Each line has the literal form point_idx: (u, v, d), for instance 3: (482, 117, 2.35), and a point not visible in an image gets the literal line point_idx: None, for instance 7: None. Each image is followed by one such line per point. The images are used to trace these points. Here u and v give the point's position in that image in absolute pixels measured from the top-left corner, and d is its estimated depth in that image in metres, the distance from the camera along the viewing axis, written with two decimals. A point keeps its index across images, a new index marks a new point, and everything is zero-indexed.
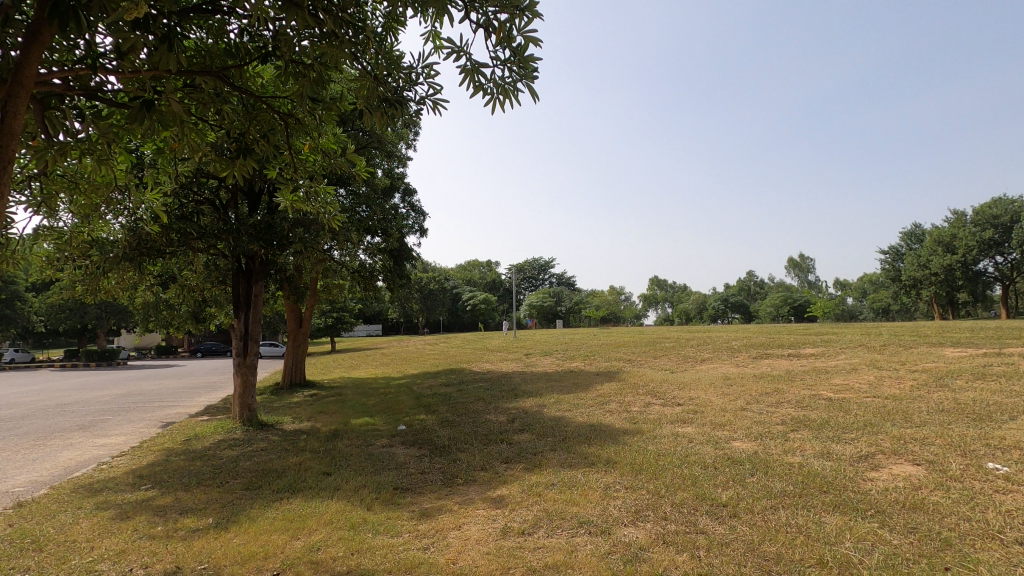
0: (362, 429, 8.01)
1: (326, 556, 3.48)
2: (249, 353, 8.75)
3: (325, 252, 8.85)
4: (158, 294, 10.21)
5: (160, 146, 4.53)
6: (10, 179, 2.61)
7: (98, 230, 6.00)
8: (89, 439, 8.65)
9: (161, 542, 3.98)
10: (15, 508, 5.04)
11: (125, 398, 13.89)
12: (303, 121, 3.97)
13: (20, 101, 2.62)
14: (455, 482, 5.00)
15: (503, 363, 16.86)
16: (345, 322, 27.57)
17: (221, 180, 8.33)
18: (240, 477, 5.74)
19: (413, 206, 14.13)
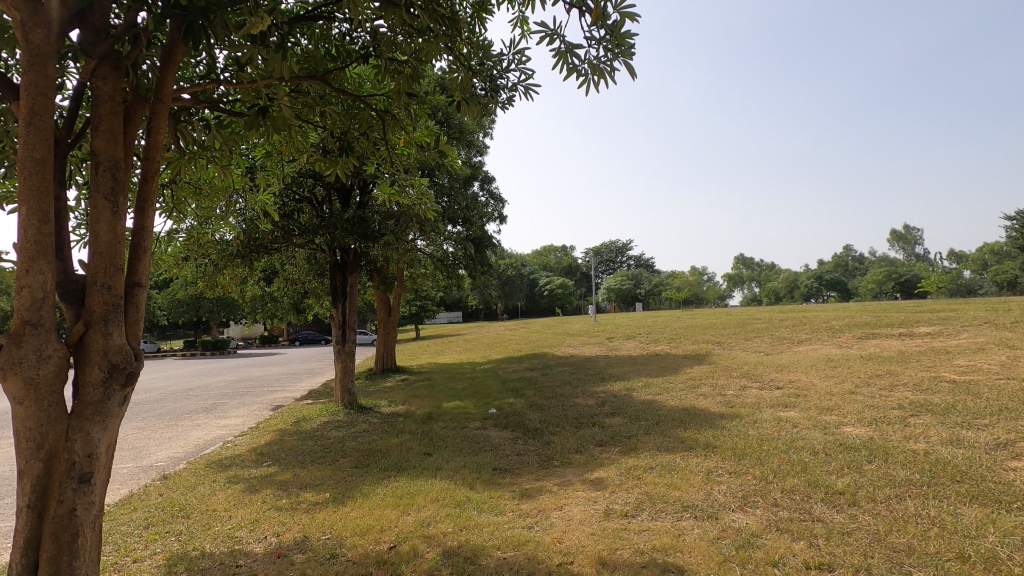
0: (454, 412, 8.31)
1: (437, 531, 3.67)
2: (348, 340, 9.29)
3: (412, 243, 9.19)
4: (265, 287, 11.07)
5: (269, 151, 4.87)
6: (157, 190, 2.93)
7: (216, 230, 6.60)
8: (213, 421, 9.58)
9: (287, 513, 4.36)
10: (161, 480, 5.70)
11: (239, 384, 15.23)
12: (399, 117, 4.14)
13: (161, 116, 2.91)
14: (551, 464, 5.09)
15: (586, 348, 16.80)
16: (429, 310, 28.58)
17: (318, 178, 8.85)
18: (349, 456, 6.14)
19: (492, 193, 14.33)
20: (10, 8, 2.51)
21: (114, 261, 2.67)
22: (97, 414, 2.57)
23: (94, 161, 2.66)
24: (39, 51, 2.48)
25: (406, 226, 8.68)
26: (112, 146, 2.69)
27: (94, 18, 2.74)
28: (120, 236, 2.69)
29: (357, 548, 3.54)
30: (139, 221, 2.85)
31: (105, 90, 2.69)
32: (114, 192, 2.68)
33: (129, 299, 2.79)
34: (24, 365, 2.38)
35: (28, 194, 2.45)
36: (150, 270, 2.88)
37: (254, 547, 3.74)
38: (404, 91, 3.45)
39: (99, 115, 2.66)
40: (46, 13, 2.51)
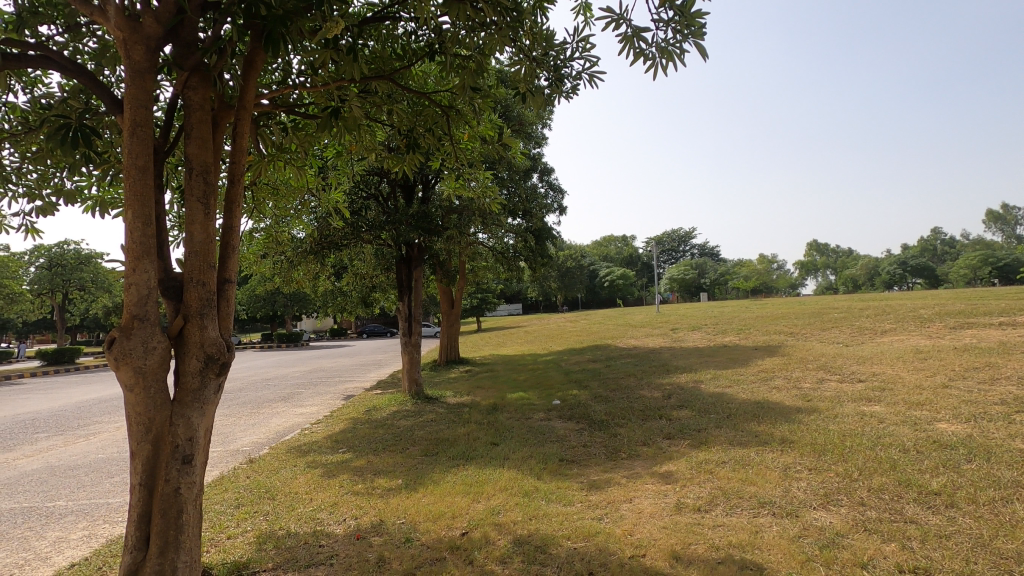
0: (518, 403, 8.38)
1: (507, 519, 3.73)
2: (415, 333, 9.54)
3: (474, 237, 9.31)
4: (336, 282, 11.55)
5: (340, 151, 5.06)
6: (242, 191, 3.11)
7: (291, 229, 6.95)
8: (291, 409, 10.13)
9: (363, 497, 4.55)
10: (248, 463, 6.09)
11: (312, 374, 16.01)
12: (462, 111, 4.20)
13: (245, 122, 3.09)
14: (618, 456, 5.04)
15: (650, 339, 16.47)
16: (489, 302, 28.92)
17: (383, 175, 9.14)
18: (418, 444, 6.33)
19: (552, 184, 14.28)
20: (113, 29, 2.74)
21: (208, 259, 2.87)
22: (196, 401, 2.78)
23: (188, 166, 2.86)
24: (138, 66, 2.69)
25: (469, 220, 8.81)
26: (203, 152, 2.88)
27: (185, 33, 2.93)
28: (212, 236, 2.89)
29: (431, 534, 3.65)
30: (227, 221, 3.04)
31: (196, 99, 2.88)
32: (205, 196, 2.88)
33: (221, 295, 2.99)
34: (133, 356, 2.60)
35: (133, 199, 2.67)
36: (238, 267, 3.07)
37: (335, 529, 3.94)
38: (468, 86, 3.48)
39: (191, 123, 2.86)
40: (144, 30, 2.72)
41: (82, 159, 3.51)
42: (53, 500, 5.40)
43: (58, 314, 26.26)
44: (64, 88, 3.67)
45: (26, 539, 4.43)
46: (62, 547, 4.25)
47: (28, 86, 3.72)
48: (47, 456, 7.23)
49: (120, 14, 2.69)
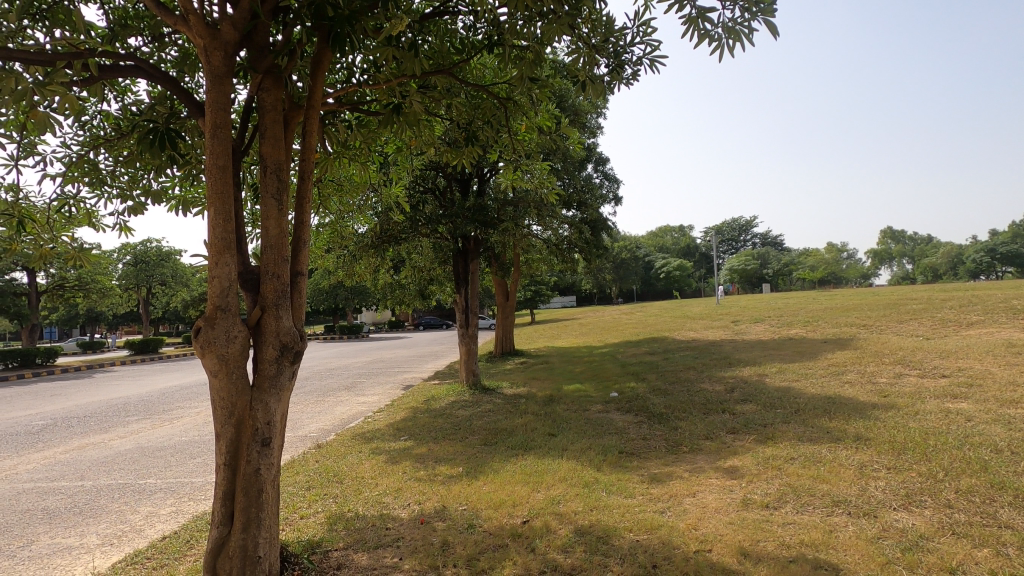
0: (575, 395, 8.36)
1: (568, 510, 3.74)
2: (471, 324, 9.69)
3: (529, 229, 9.33)
4: (395, 275, 11.89)
5: (400, 147, 5.18)
6: (312, 188, 3.24)
7: (354, 224, 7.20)
8: (354, 398, 10.54)
9: (426, 484, 4.68)
10: (316, 449, 6.38)
11: (373, 364, 16.56)
12: (520, 103, 4.20)
13: (314, 120, 3.22)
14: (680, 450, 4.94)
15: (710, 331, 16.02)
16: (543, 294, 28.94)
17: (439, 169, 9.30)
18: (477, 433, 6.44)
19: (607, 175, 14.08)
20: (195, 36, 2.91)
21: (281, 253, 3.02)
22: (273, 387, 2.93)
23: (263, 164, 3.01)
24: (217, 71, 2.85)
25: (524, 212, 8.83)
26: (276, 150, 3.03)
27: (258, 36, 3.08)
28: (286, 230, 3.03)
29: (492, 521, 3.72)
30: (299, 216, 3.18)
31: (269, 101, 3.03)
32: (278, 193, 3.02)
33: (294, 286, 3.14)
34: (217, 344, 2.78)
35: (215, 197, 2.83)
36: (309, 260, 3.20)
37: (400, 513, 4.08)
38: (526, 77, 3.47)
39: (265, 123, 3.00)
40: (222, 37, 2.88)
41: (168, 161, 3.76)
42: (145, 478, 5.85)
43: (143, 307, 28.33)
44: (150, 95, 3.93)
45: (123, 513, 4.83)
46: (154, 520, 4.61)
47: (119, 94, 4.01)
48: (137, 437, 7.85)
49: (201, 22, 2.85)
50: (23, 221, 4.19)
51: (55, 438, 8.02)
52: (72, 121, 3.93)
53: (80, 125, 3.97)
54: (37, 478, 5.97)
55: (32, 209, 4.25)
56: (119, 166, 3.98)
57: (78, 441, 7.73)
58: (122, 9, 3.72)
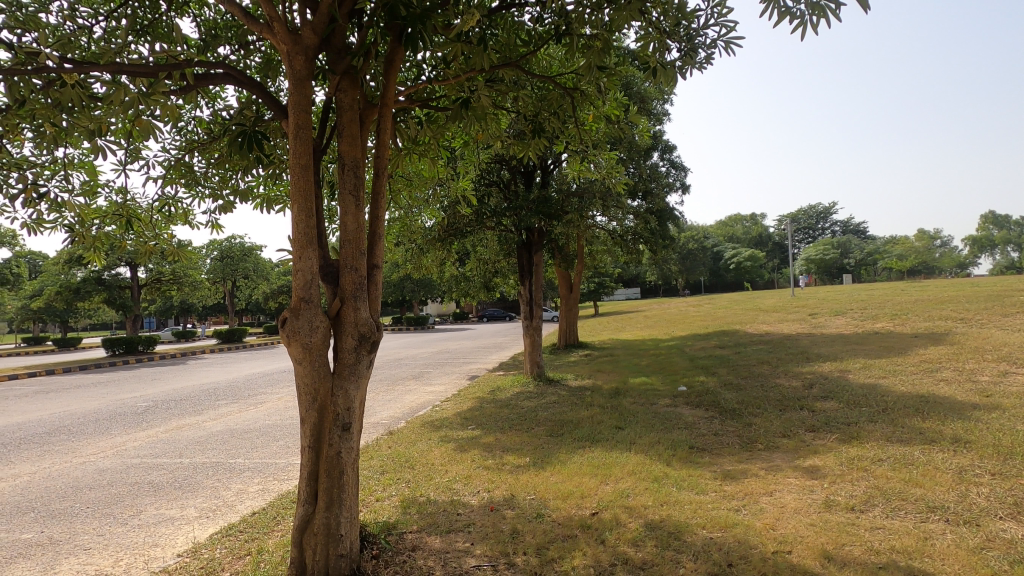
0: (642, 388, 8.23)
1: (637, 503, 3.70)
2: (536, 316, 9.74)
3: (593, 220, 9.23)
4: (460, 267, 12.12)
5: (467, 141, 5.24)
6: (386, 183, 3.36)
7: (423, 218, 7.38)
8: (422, 387, 10.87)
9: (494, 472, 4.77)
10: (388, 435, 6.63)
11: (439, 355, 16.99)
12: (587, 92, 4.13)
13: (387, 118, 3.32)
14: (754, 447, 4.77)
15: (785, 325, 15.26)
16: (606, 286, 28.59)
17: (504, 162, 9.38)
18: (543, 424, 6.48)
19: (674, 163, 13.67)
20: (279, 42, 3.08)
21: (359, 246, 3.15)
22: (352, 374, 3.07)
23: (342, 162, 3.15)
24: (298, 74, 3.01)
25: (590, 203, 8.75)
26: (353, 148, 3.16)
27: (336, 39, 3.21)
28: (363, 225, 3.16)
29: (561, 511, 3.74)
30: (374, 211, 3.31)
31: (346, 101, 3.16)
32: (355, 188, 3.15)
33: (370, 279, 3.27)
34: (301, 333, 2.96)
35: (298, 194, 3.00)
36: (384, 253, 3.32)
37: (470, 499, 4.18)
38: (594, 66, 3.41)
39: (342, 122, 3.14)
40: (303, 41, 3.03)
41: (254, 162, 4.00)
42: (235, 458, 6.31)
43: (229, 299, 30.41)
44: (238, 101, 4.20)
45: (217, 489, 5.23)
46: (244, 497, 4.97)
47: (210, 101, 4.30)
48: (227, 420, 8.46)
49: (284, 28, 3.01)
50: (130, 221, 4.60)
51: (157, 418, 8.79)
52: (171, 128, 4.27)
53: (177, 131, 4.30)
54: (143, 455, 6.58)
55: (138, 210, 4.66)
56: (211, 168, 4.28)
57: (177, 422, 8.43)
58: (212, 21, 4.00)
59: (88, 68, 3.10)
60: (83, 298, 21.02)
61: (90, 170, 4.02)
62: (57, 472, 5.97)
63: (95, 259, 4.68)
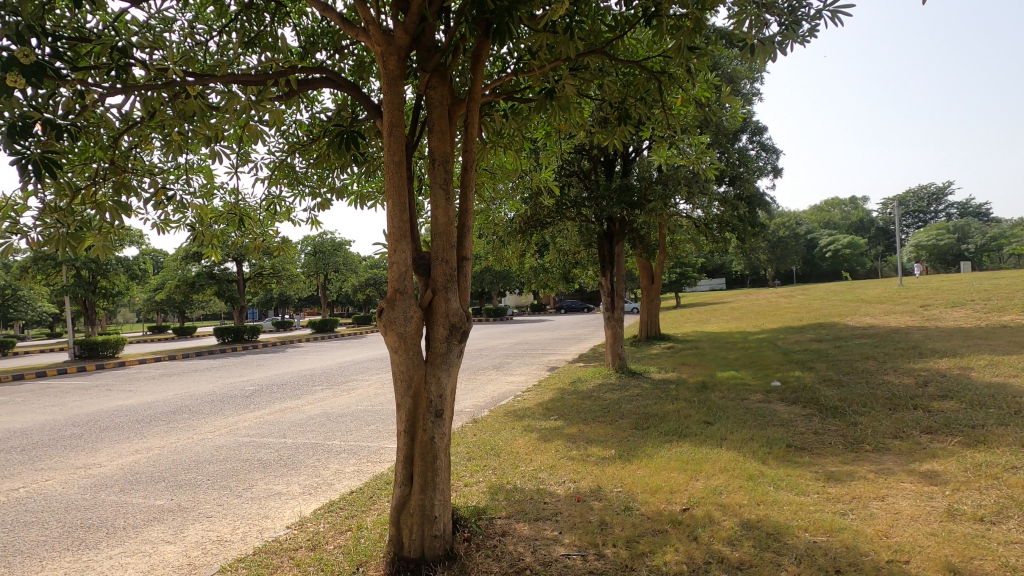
0: (731, 382, 7.88)
1: (731, 501, 3.56)
2: (617, 307, 9.57)
3: (678, 208, 8.92)
4: (540, 259, 12.15)
5: (550, 131, 5.21)
6: (474, 177, 3.42)
7: (504, 210, 7.47)
8: (503, 377, 11.05)
9: (580, 463, 4.77)
10: (473, 423, 6.81)
11: (519, 346, 17.18)
12: (676, 74, 3.99)
13: (474, 112, 3.38)
14: (861, 447, 4.44)
15: (892, 317, 14.01)
16: (689, 276, 27.61)
17: (585, 151, 9.28)
18: (627, 417, 6.38)
19: (764, 145, 12.90)
20: (373, 44, 3.21)
21: (449, 239, 3.23)
22: (444, 363, 3.17)
23: (432, 157, 3.24)
24: (391, 74, 3.12)
25: (674, 189, 8.46)
26: (443, 144, 3.24)
27: (426, 38, 3.31)
28: (453, 219, 3.24)
29: (650, 505, 3.67)
30: (464, 204, 3.39)
31: (436, 97, 3.25)
32: (445, 183, 3.23)
33: (460, 270, 3.35)
34: (397, 323, 3.08)
35: (392, 190, 3.13)
36: (473, 245, 3.39)
37: (556, 489, 4.20)
38: (685, 47, 3.27)
39: (433, 118, 3.24)
40: (396, 41, 3.14)
41: (350, 160, 4.20)
42: (332, 440, 6.74)
43: (321, 290, 32.38)
44: (334, 103, 4.43)
45: (318, 468, 5.61)
46: (342, 477, 5.29)
47: (309, 104, 4.57)
48: (323, 404, 9.04)
49: (378, 30, 3.13)
50: (242, 220, 5.01)
51: (262, 401, 9.55)
52: (276, 132, 4.58)
53: (280, 134, 4.60)
54: (253, 434, 7.19)
55: (249, 209, 5.06)
56: (310, 168, 4.54)
57: (280, 405, 9.11)
58: (310, 29, 4.23)
59: (206, 79, 3.38)
60: (198, 291, 23.21)
61: (207, 174, 4.40)
62: (182, 446, 6.67)
63: (213, 255, 5.15)
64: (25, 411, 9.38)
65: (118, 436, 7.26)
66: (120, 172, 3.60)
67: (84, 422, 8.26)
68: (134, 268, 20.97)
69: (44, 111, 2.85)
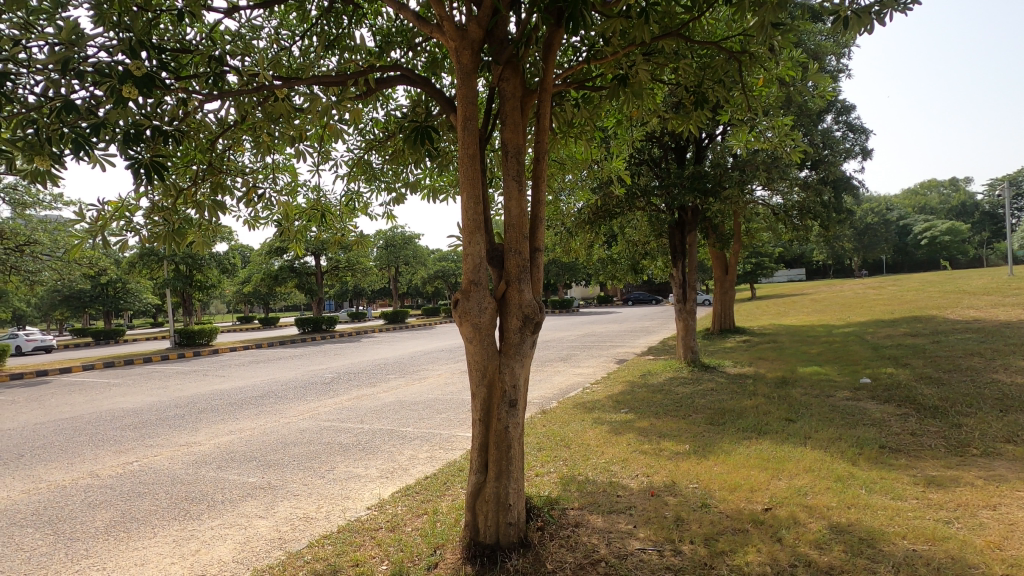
0: (814, 378, 7.46)
1: (818, 503, 3.38)
2: (689, 299, 9.26)
3: (755, 195, 8.51)
4: (608, 250, 11.99)
5: (621, 118, 5.10)
6: (546, 167, 3.41)
7: (573, 201, 7.42)
8: (571, 369, 11.02)
9: (653, 457, 4.68)
10: (542, 413, 6.85)
11: (586, 338, 17.06)
12: (758, 53, 3.78)
13: (546, 102, 3.37)
14: (967, 452, 4.08)
15: (1002, 310, 12.71)
16: (766, 267, 26.35)
17: (655, 138, 9.03)
18: (701, 412, 6.19)
19: (852, 125, 12.02)
20: (448, 40, 3.26)
21: (522, 231, 3.25)
22: (518, 353, 3.20)
23: (505, 149, 3.26)
24: (465, 67, 3.17)
25: (752, 176, 8.10)
26: (516, 135, 3.26)
27: (499, 31, 3.33)
28: (526, 210, 3.26)
29: (728, 503, 3.55)
30: (536, 194, 3.39)
31: (508, 89, 3.27)
32: (518, 174, 3.25)
33: (533, 262, 3.36)
34: (472, 314, 3.14)
35: (467, 182, 3.17)
36: (545, 236, 3.39)
37: (629, 482, 4.15)
38: (767, 25, 3.08)
39: (505, 110, 3.26)
40: (469, 35, 3.18)
41: (424, 155, 4.31)
42: (406, 427, 6.99)
43: (393, 282, 33.53)
44: (408, 100, 4.55)
45: (393, 454, 5.84)
46: (416, 463, 5.48)
47: (385, 102, 4.72)
48: (397, 392, 9.38)
49: (453, 26, 3.18)
50: (324, 216, 5.28)
51: (340, 388, 10.05)
52: (355, 130, 4.77)
53: (358, 132, 4.78)
54: (333, 419, 7.59)
55: (329, 206, 5.30)
56: (386, 164, 4.69)
57: (356, 393, 9.54)
58: (386, 29, 4.36)
59: (292, 82, 3.56)
60: (281, 284, 24.66)
61: (291, 173, 4.66)
62: (270, 429, 7.13)
63: (298, 250, 5.44)
64: (135, 392, 10.34)
65: (214, 418, 7.87)
66: (216, 172, 3.88)
67: (184, 404, 9.00)
68: (225, 262, 22.56)
69: (153, 118, 3.11)
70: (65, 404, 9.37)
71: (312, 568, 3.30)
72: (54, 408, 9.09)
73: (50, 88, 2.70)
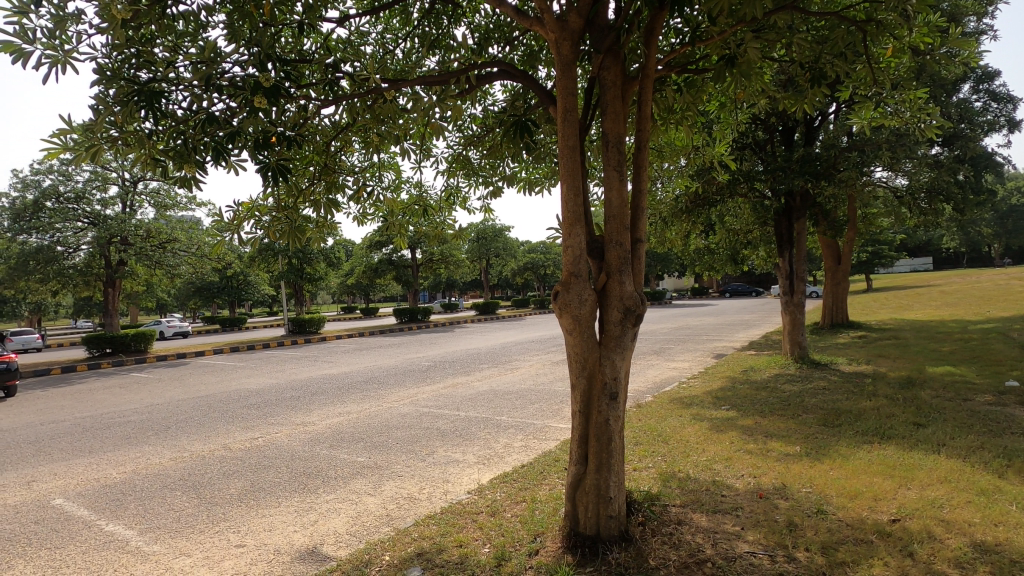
0: (947, 379, 6.71)
1: (956, 518, 3.05)
2: (797, 290, 8.67)
3: (875, 176, 7.77)
4: (705, 239, 11.50)
5: (726, 101, 4.84)
6: (647, 155, 3.31)
7: (670, 189, 7.19)
8: (665, 363, 10.71)
9: (759, 457, 4.45)
10: (637, 407, 6.73)
11: (681, 331, 16.47)
12: (886, 21, 3.42)
13: (648, 89, 3.27)
14: None
15: None
16: (885, 255, 23.96)
17: (760, 119, 8.48)
18: (812, 412, 5.79)
19: (995, 93, 10.59)
20: (547, 32, 3.26)
21: (623, 222, 3.19)
22: (618, 346, 3.16)
23: (606, 139, 3.21)
24: (564, 58, 3.15)
25: (873, 156, 7.40)
26: (617, 124, 3.20)
27: (599, 19, 3.29)
28: (627, 201, 3.19)
29: (848, 510, 3.31)
30: (637, 184, 3.32)
31: (609, 78, 3.21)
32: (619, 164, 3.19)
33: (633, 253, 3.29)
34: (572, 306, 3.14)
35: (566, 175, 3.17)
36: (647, 227, 3.31)
37: (734, 482, 3.98)
38: None
39: (606, 99, 3.21)
40: (569, 25, 3.15)
41: (522, 148, 4.37)
42: (500, 416, 7.15)
43: (484, 273, 34.32)
44: (506, 94, 4.61)
45: (490, 441, 6.00)
46: (512, 451, 5.60)
47: (482, 98, 4.81)
48: (491, 382, 9.62)
49: (552, 17, 3.17)
50: (424, 210, 5.51)
51: (437, 376, 10.48)
52: (454, 127, 4.92)
53: (457, 129, 4.91)
54: (431, 405, 7.94)
55: (429, 200, 5.51)
56: (484, 159, 4.79)
57: (452, 381, 9.90)
58: (485, 25, 4.43)
59: (399, 85, 3.74)
60: (381, 276, 26.07)
61: (396, 170, 4.89)
62: (375, 413, 7.59)
63: (399, 244, 5.72)
64: (256, 375, 11.40)
65: (325, 400, 8.50)
66: (331, 172, 4.16)
67: (299, 387, 9.80)
68: (331, 256, 24.17)
69: (279, 125, 3.40)
70: (201, 384, 10.54)
71: (419, 545, 3.49)
72: (192, 387, 10.26)
73: (195, 103, 3.03)
